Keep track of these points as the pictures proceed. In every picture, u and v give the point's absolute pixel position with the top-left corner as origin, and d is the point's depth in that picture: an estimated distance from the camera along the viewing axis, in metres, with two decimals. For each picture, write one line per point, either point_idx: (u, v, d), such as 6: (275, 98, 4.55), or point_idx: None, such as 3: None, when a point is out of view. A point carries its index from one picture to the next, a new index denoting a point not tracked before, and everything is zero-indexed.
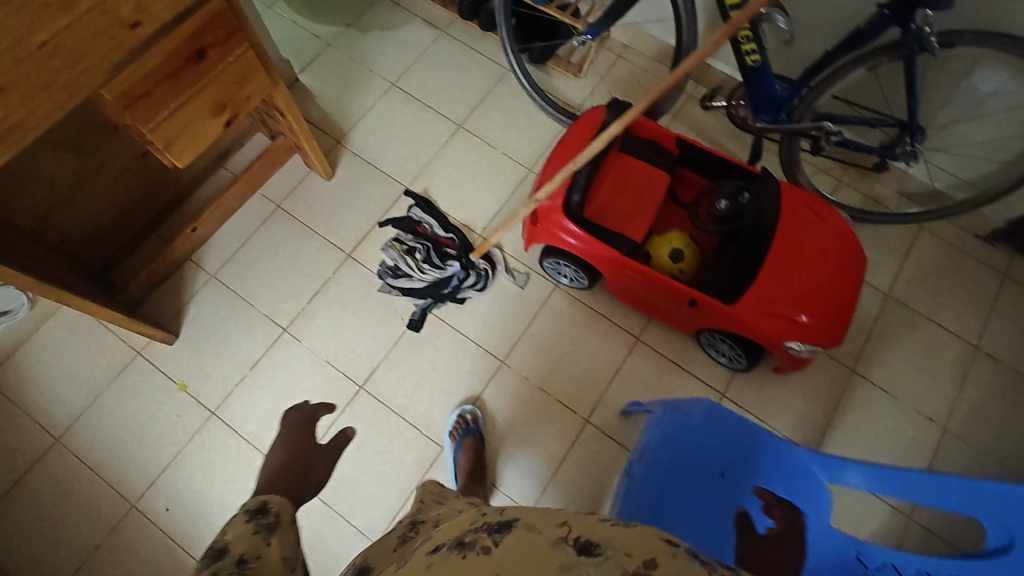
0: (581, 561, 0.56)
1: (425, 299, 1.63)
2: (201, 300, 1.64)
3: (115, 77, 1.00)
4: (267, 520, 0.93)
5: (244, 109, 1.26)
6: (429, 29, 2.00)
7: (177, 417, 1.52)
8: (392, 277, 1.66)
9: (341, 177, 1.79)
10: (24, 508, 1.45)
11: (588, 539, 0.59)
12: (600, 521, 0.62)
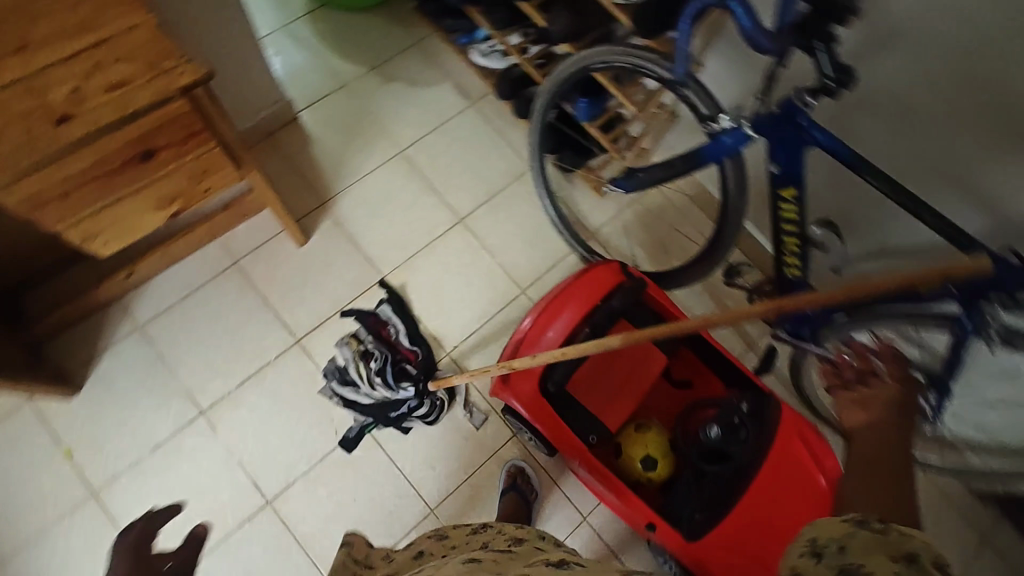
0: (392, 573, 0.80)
1: (367, 416, 1.46)
2: (117, 353, 1.45)
3: (22, 181, 0.80)
4: None
5: (199, 201, 1.05)
6: (458, 98, 1.78)
7: (52, 488, 1.34)
8: (338, 382, 1.47)
9: (314, 246, 1.59)
10: None
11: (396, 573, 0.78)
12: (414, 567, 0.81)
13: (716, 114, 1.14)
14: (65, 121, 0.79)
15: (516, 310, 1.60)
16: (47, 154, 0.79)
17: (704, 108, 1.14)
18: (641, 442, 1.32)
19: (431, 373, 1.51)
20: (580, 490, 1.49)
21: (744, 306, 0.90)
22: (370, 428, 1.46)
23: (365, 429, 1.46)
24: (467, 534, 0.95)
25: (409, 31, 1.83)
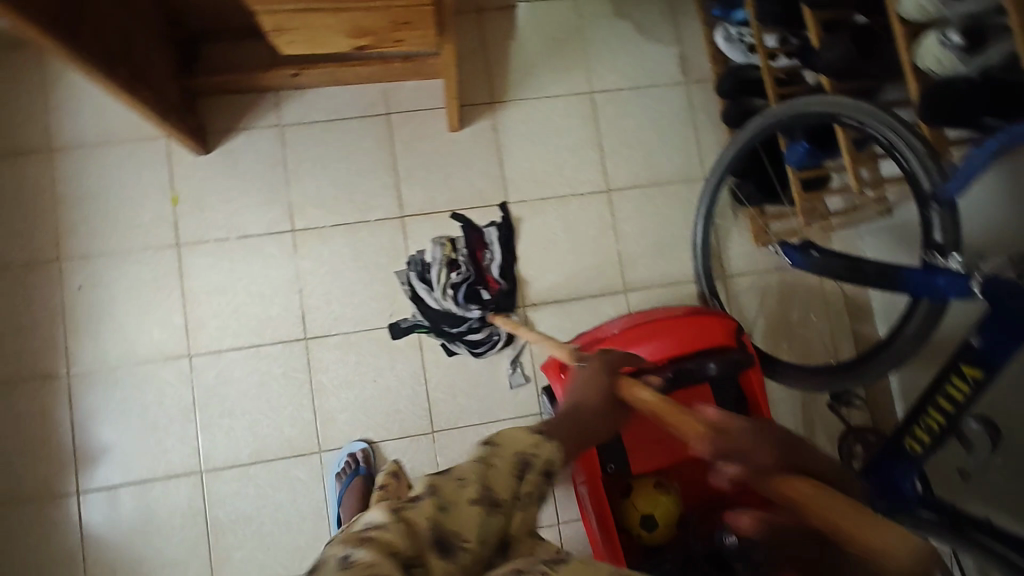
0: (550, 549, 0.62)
1: (422, 317, 1.46)
2: (252, 138, 1.50)
3: None
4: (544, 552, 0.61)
5: (387, 47, 1.04)
6: (674, 69, 1.62)
7: (149, 221, 1.45)
8: (414, 272, 1.48)
9: (462, 138, 1.54)
10: None
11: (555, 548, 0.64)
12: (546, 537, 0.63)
13: (947, 249, 1.00)
14: None
15: (607, 306, 1.52)
16: None
17: (940, 236, 1.00)
18: (653, 500, 1.23)
19: (508, 305, 1.49)
20: (567, 498, 1.45)
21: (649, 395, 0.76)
22: (417, 329, 1.46)
23: (412, 327, 1.46)
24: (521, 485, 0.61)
25: None
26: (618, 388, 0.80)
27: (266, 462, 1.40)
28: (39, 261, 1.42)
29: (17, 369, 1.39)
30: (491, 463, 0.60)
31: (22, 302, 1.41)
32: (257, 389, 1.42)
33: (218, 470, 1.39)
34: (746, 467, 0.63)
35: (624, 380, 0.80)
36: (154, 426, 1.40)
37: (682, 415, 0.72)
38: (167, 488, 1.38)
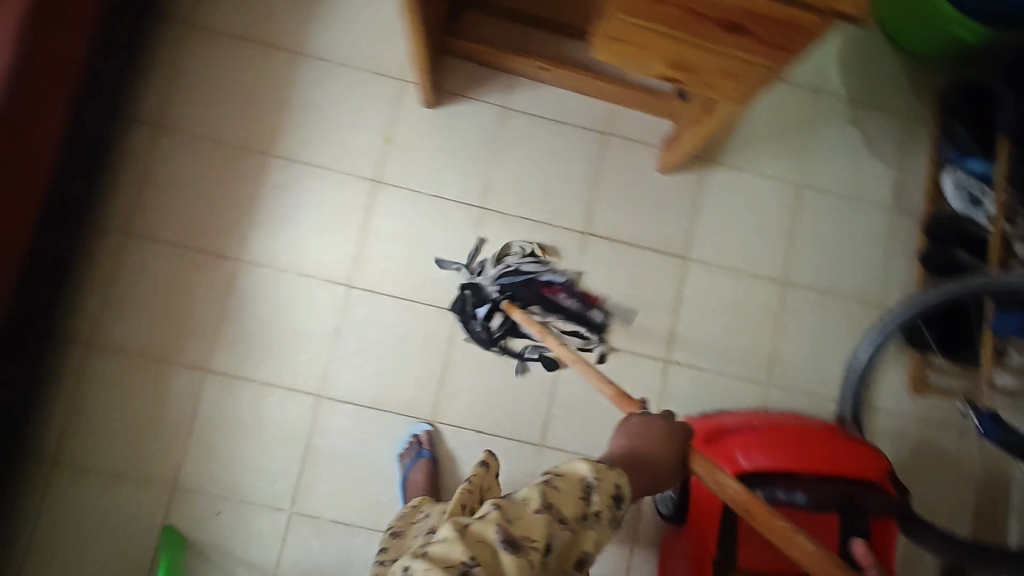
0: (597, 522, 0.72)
1: (500, 324, 1.46)
2: (476, 109, 1.52)
3: None
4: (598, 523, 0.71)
5: (691, 86, 1.05)
6: (888, 191, 1.60)
7: (358, 149, 1.49)
8: (478, 301, 1.47)
9: (666, 182, 1.56)
10: (223, 58, 1.47)
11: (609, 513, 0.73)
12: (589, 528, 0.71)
13: None
14: None
15: (743, 389, 1.51)
16: None
17: None
18: None
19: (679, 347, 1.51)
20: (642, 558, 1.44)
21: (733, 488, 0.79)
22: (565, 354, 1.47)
23: (489, 313, 1.46)
24: (584, 510, 0.70)
25: (915, 101, 1.63)
26: (689, 461, 0.82)
27: (381, 411, 1.43)
28: (248, 149, 1.47)
29: (196, 239, 1.44)
30: (550, 497, 0.69)
31: (222, 181, 1.46)
32: (398, 341, 1.45)
33: (336, 400, 1.43)
34: None
35: (694, 455, 0.82)
36: (294, 338, 1.44)
37: (780, 523, 0.77)
38: (286, 399, 1.42)
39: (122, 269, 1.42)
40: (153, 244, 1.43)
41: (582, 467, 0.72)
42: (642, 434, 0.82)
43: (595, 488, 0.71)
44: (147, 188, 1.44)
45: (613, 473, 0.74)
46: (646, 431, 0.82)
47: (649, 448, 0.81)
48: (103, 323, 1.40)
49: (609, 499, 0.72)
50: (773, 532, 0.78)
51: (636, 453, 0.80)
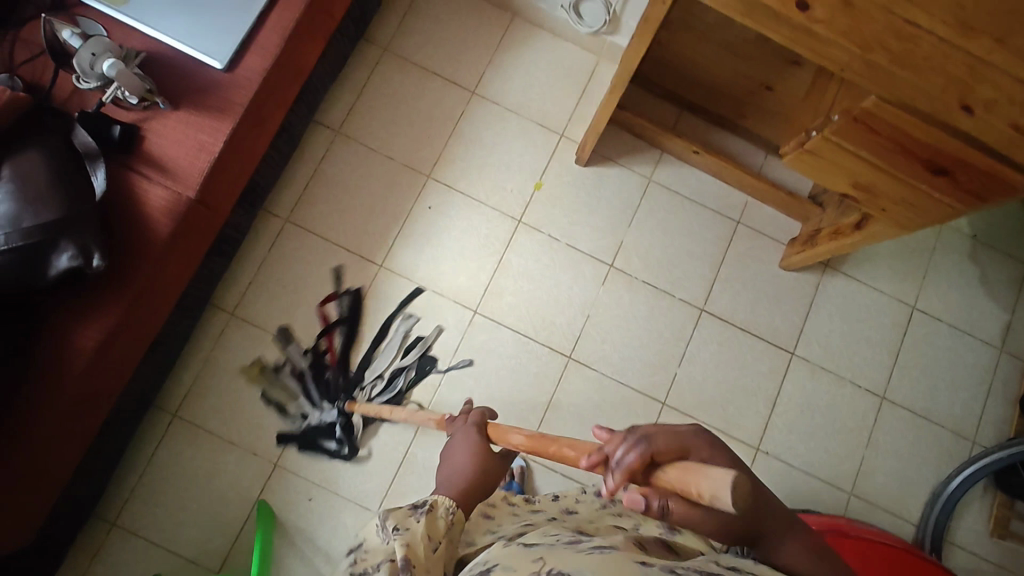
0: (413, 531, 0.74)
1: (337, 436, 1.43)
2: (622, 175, 1.63)
3: (890, 102, 0.91)
4: (409, 525, 0.74)
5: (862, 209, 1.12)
6: (996, 331, 1.64)
7: (510, 189, 1.59)
8: (281, 411, 1.44)
9: (784, 278, 1.63)
10: (408, 84, 1.61)
11: (420, 524, 0.75)
12: (406, 535, 0.73)
13: None
14: (965, 108, 0.87)
15: (828, 494, 1.53)
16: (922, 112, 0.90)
17: None
18: None
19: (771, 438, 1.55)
20: None
21: (518, 436, 0.84)
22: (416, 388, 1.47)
23: (352, 429, 1.44)
24: (395, 530, 0.74)
25: None
26: (494, 437, 0.92)
27: None
28: (411, 168, 1.58)
29: (347, 239, 1.53)
30: (361, 556, 0.75)
31: (382, 191, 1.56)
32: (509, 375, 1.51)
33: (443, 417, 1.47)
34: (640, 451, 0.61)
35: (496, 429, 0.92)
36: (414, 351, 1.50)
37: (559, 449, 0.74)
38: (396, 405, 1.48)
39: (277, 252, 1.51)
40: (308, 236, 1.52)
41: (371, 523, 0.78)
42: (466, 446, 0.91)
43: (383, 518, 0.75)
44: (314, 183, 1.55)
45: (409, 502, 0.78)
46: (459, 446, 0.92)
47: (460, 460, 0.89)
48: (248, 299, 1.48)
49: (404, 514, 0.76)
50: (551, 454, 0.75)
51: (453, 471, 0.87)
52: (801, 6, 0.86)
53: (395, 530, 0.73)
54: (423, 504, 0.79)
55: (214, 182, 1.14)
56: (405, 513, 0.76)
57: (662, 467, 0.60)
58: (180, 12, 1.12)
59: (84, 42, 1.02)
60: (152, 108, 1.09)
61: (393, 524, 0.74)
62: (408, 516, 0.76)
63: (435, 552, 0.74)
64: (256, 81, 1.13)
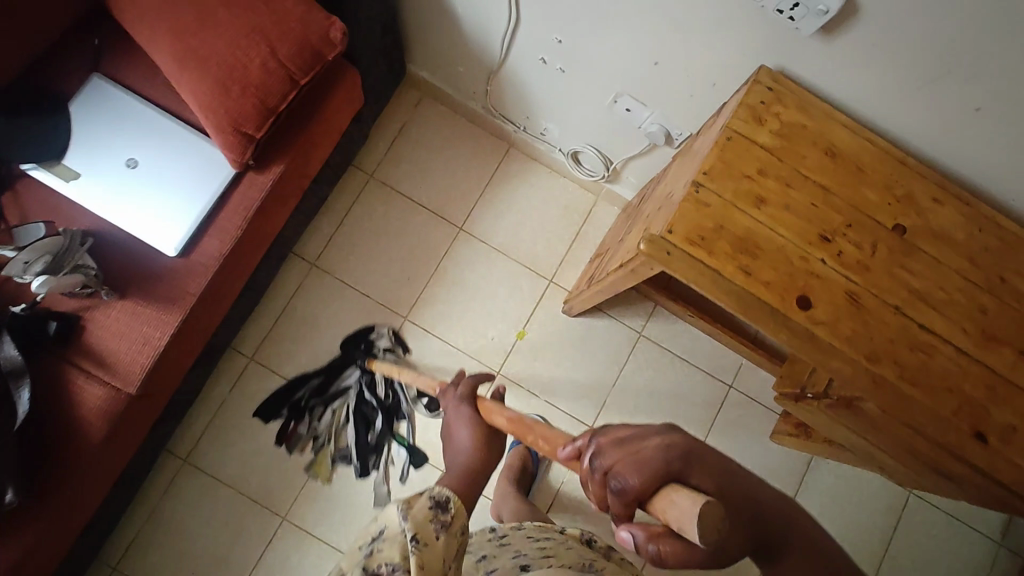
0: (434, 540, 0.62)
1: (382, 428, 1.43)
2: (611, 328, 1.53)
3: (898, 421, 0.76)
4: (428, 533, 0.62)
5: (868, 455, 0.99)
6: (996, 525, 1.54)
7: (489, 338, 1.50)
8: (343, 462, 1.41)
9: (776, 450, 1.53)
10: (391, 217, 1.52)
11: (438, 536, 0.63)
12: (419, 553, 0.60)
13: None
14: (979, 437, 0.75)
15: None
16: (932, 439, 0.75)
17: None
18: None
19: None
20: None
21: (501, 419, 0.78)
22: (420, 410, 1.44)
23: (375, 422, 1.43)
24: (413, 545, 0.61)
25: None
26: (482, 413, 0.81)
27: None
28: (387, 309, 1.49)
29: (316, 384, 1.45)
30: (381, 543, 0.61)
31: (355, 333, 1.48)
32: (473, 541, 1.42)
33: None
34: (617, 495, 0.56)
35: (485, 406, 0.81)
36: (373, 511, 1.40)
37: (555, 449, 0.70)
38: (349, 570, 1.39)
39: (241, 392, 1.44)
40: (274, 377, 1.44)
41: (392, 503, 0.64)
42: (462, 433, 0.79)
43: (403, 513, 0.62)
44: (284, 319, 1.47)
45: (426, 489, 0.66)
46: (455, 435, 0.79)
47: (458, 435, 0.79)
48: (206, 445, 1.41)
49: (428, 517, 0.63)
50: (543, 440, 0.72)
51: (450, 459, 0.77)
52: (803, 305, 0.76)
53: (415, 549, 0.60)
54: (444, 505, 0.65)
55: (162, 371, 1.05)
56: (428, 511, 0.64)
57: (642, 501, 0.55)
58: (133, 190, 1.02)
59: (18, 249, 0.93)
60: (95, 296, 1.01)
61: (413, 536, 0.61)
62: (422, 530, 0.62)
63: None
64: (213, 268, 1.04)
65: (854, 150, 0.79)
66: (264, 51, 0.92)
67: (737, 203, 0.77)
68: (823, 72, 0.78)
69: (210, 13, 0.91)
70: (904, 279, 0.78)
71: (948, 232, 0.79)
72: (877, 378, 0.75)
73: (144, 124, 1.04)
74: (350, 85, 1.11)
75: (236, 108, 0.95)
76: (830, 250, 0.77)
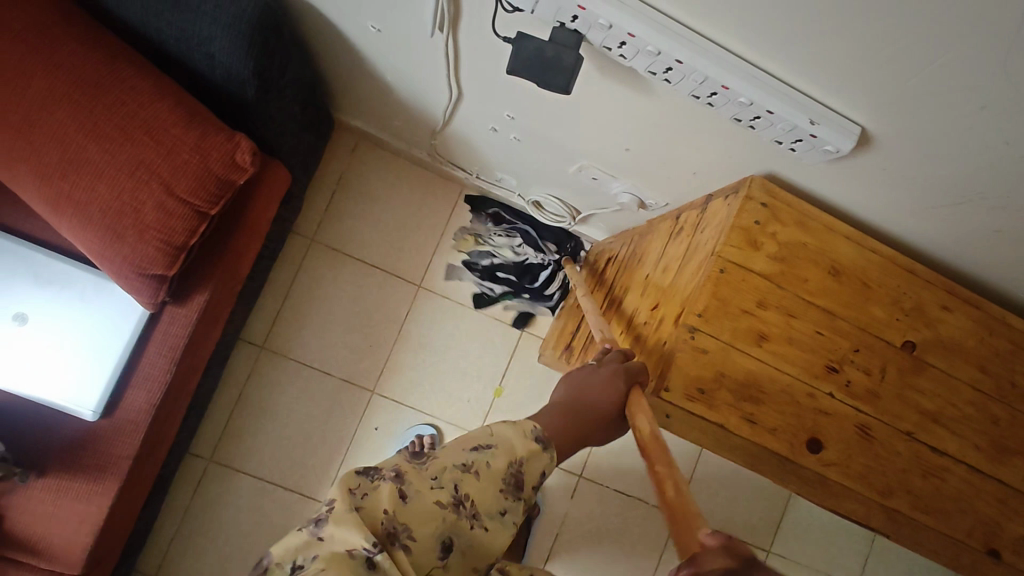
0: (513, 509, 0.52)
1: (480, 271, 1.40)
2: None
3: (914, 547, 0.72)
4: (506, 505, 0.52)
5: None
6: None
7: (467, 399, 1.40)
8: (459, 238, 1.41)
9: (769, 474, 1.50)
10: (341, 282, 1.37)
11: (510, 512, 0.52)
12: (493, 519, 0.51)
13: None
14: (992, 553, 0.72)
15: None
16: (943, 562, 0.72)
17: None
18: None
19: None
20: None
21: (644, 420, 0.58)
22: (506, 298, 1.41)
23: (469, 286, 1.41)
24: (503, 505, 0.52)
25: None
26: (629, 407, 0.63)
27: None
28: (351, 384, 1.36)
29: (287, 476, 1.32)
30: (479, 469, 0.51)
31: (321, 415, 1.35)
32: None
33: None
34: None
35: (636, 398, 0.63)
36: None
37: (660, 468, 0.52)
38: None
39: (204, 499, 1.30)
40: (238, 476, 1.31)
41: (518, 447, 0.54)
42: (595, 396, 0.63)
43: (520, 476, 0.53)
44: (239, 412, 1.32)
45: (549, 450, 0.56)
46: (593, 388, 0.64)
47: (590, 397, 0.63)
48: (172, 561, 1.27)
49: (530, 498, 0.54)
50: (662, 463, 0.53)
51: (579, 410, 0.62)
52: (812, 448, 0.69)
53: (494, 510, 0.51)
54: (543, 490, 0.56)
55: (105, 542, 0.92)
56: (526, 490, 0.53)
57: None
58: (28, 351, 0.86)
59: None
60: (9, 480, 0.86)
61: (502, 507, 0.51)
62: (503, 510, 0.52)
63: (466, 559, 0.50)
64: (145, 423, 0.90)
65: (858, 263, 0.71)
66: (157, 191, 0.75)
67: (737, 344, 0.68)
68: (822, 184, 0.68)
69: (79, 149, 0.73)
70: (917, 401, 0.71)
71: (960, 341, 0.72)
72: (892, 514, 0.71)
73: (29, 269, 0.87)
74: (273, 183, 0.94)
75: (136, 253, 0.79)
76: (838, 381, 0.70)
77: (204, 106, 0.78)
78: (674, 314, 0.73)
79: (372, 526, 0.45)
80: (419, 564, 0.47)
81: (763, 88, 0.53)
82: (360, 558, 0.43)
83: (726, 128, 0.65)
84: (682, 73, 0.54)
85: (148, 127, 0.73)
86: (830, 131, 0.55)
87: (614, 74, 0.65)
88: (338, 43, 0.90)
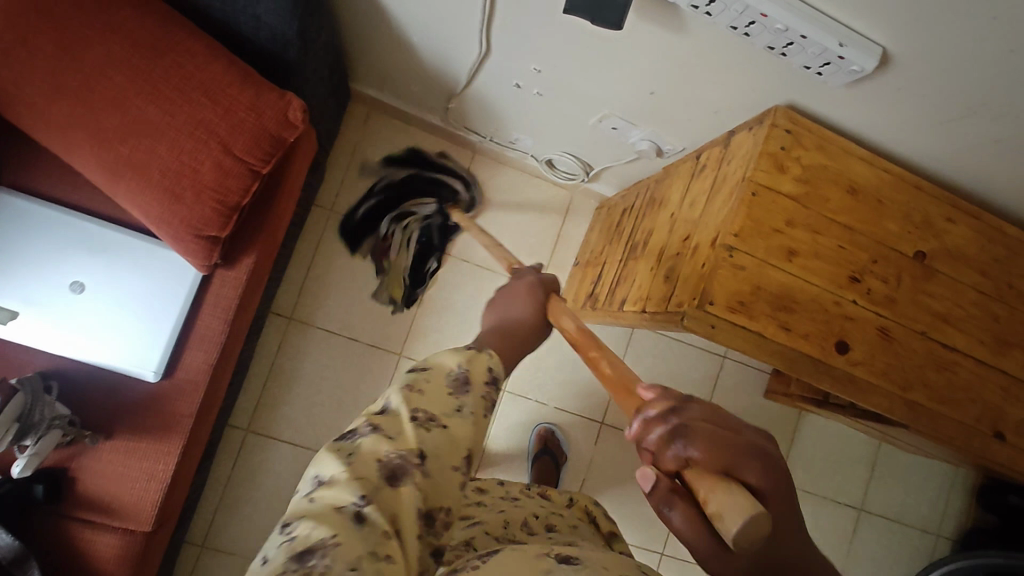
0: (469, 399, 0.49)
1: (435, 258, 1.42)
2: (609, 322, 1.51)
3: (933, 434, 0.81)
4: (462, 393, 0.50)
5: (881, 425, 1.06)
6: None
7: None
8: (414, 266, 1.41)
9: (776, 410, 1.57)
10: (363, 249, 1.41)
11: (471, 407, 0.49)
12: (457, 419, 0.48)
13: None
14: (997, 435, 0.82)
15: None
16: (959, 445, 0.81)
17: None
18: None
19: None
20: None
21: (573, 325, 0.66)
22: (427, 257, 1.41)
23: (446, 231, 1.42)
24: (457, 403, 0.49)
25: None
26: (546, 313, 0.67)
27: None
28: (379, 347, 1.40)
29: (322, 440, 1.36)
30: (423, 386, 0.49)
31: (349, 378, 1.39)
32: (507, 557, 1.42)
33: None
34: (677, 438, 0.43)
35: (554, 304, 0.67)
36: None
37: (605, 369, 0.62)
38: None
39: (244, 466, 1.33)
40: (275, 443, 1.35)
41: (451, 355, 0.52)
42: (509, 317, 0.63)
43: (461, 374, 0.50)
44: (272, 382, 1.36)
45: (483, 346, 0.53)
46: (513, 303, 0.65)
47: (521, 316, 0.63)
48: (218, 528, 1.30)
49: (486, 390, 0.51)
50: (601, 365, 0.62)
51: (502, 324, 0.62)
52: (841, 349, 0.77)
53: (455, 413, 0.48)
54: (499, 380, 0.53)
55: (171, 499, 0.95)
56: (481, 379, 0.51)
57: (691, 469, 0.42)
58: (89, 316, 0.88)
59: None
60: (79, 442, 0.89)
61: (458, 404, 0.49)
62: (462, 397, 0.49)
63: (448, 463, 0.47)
64: (204, 382, 0.93)
65: (873, 183, 0.78)
66: (215, 150, 0.79)
67: (771, 260, 0.75)
68: (837, 110, 0.75)
69: (139, 112, 0.76)
70: (929, 304, 0.80)
71: (963, 250, 0.81)
72: (912, 405, 0.79)
73: (83, 239, 0.89)
74: (308, 146, 0.98)
75: (193, 214, 0.82)
76: (860, 290, 0.78)
77: (252, 70, 0.82)
78: (709, 239, 0.79)
79: (358, 478, 0.44)
80: (402, 494, 0.44)
81: (798, 14, 0.60)
82: (345, 513, 0.42)
83: (754, 60, 0.71)
84: (724, 5, 0.61)
85: (204, 89, 0.77)
86: (857, 52, 0.62)
87: (651, 15, 0.71)
88: (365, 5, 0.94)
